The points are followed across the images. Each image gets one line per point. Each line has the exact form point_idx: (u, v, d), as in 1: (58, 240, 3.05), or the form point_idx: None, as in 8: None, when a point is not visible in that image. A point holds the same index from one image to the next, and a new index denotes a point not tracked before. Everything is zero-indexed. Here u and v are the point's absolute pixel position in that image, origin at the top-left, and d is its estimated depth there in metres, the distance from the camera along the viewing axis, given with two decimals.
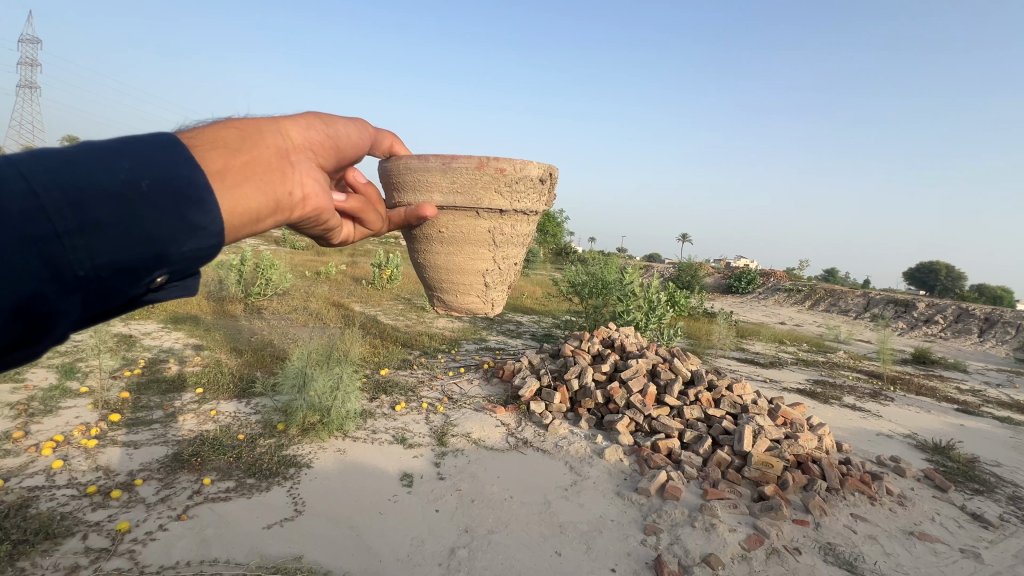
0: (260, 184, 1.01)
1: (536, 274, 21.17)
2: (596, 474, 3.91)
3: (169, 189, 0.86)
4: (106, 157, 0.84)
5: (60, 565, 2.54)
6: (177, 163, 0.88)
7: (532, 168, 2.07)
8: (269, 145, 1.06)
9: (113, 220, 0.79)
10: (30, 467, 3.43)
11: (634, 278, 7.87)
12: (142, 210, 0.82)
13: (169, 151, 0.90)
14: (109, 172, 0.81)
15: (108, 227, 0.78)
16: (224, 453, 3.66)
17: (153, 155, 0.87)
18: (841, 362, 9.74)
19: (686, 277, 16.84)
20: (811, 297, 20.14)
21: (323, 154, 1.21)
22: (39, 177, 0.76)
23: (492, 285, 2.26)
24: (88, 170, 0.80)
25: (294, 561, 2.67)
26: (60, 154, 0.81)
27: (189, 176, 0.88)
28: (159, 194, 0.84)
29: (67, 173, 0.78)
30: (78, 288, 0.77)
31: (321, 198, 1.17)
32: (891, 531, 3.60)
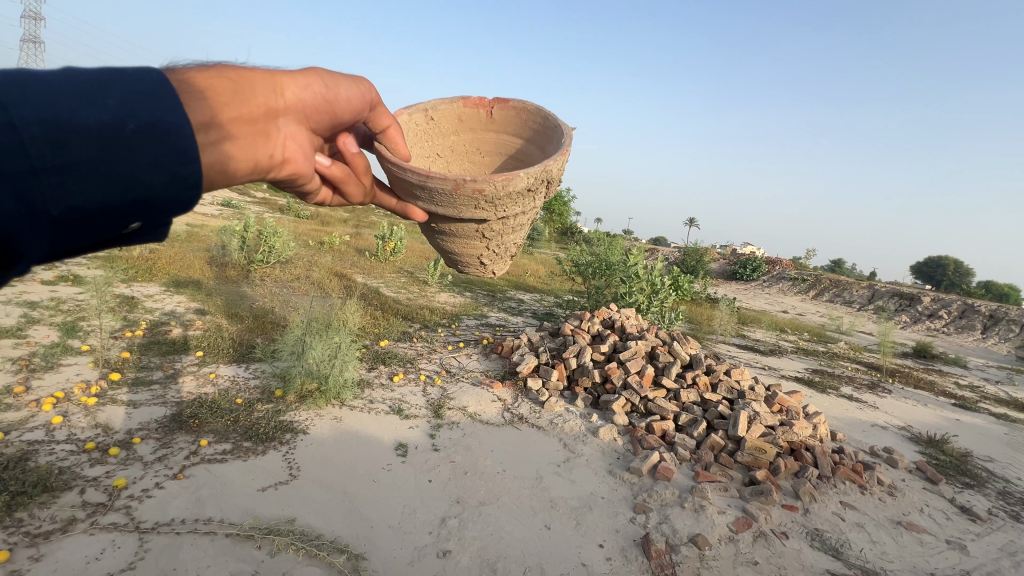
0: (242, 142, 0.98)
1: (541, 252, 21.06)
2: (590, 452, 3.95)
3: (154, 133, 0.82)
4: (89, 89, 0.79)
5: (57, 517, 2.58)
6: (165, 105, 0.84)
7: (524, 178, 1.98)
8: (260, 104, 1.02)
9: (91, 161, 0.77)
10: (30, 422, 3.47)
11: (638, 260, 7.81)
12: (123, 153, 0.79)
13: (159, 90, 0.84)
14: (92, 108, 0.77)
15: (87, 168, 0.77)
16: (222, 416, 3.69)
17: (143, 93, 0.82)
18: (841, 353, 9.73)
19: (691, 261, 16.68)
20: (815, 287, 20.01)
21: (313, 118, 1.19)
22: (16, 105, 0.72)
23: (491, 263, 2.35)
24: (69, 103, 0.76)
25: (287, 523, 2.71)
26: (48, 81, 0.77)
27: (176, 122, 0.84)
28: (145, 138, 0.81)
29: (48, 104, 0.75)
30: (49, 226, 0.76)
31: (298, 164, 1.17)
32: (879, 519, 3.63)
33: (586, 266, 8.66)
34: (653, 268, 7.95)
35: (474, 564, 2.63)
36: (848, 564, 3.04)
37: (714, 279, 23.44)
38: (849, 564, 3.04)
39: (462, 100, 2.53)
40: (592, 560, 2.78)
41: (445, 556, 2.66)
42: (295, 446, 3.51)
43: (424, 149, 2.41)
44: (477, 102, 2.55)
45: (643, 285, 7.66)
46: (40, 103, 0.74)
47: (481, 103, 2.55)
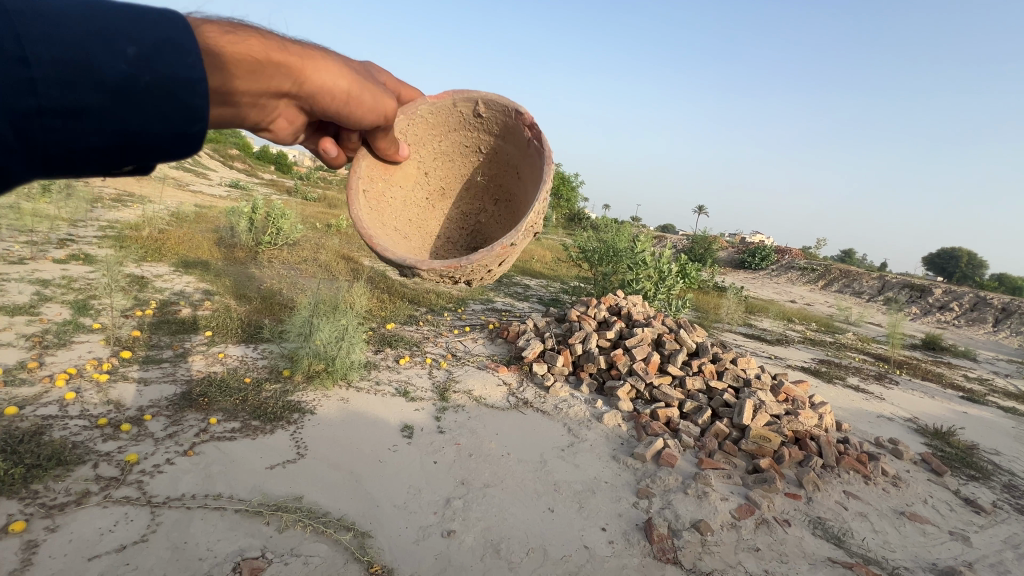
0: (236, 112, 0.98)
1: (548, 238, 20.95)
2: (594, 437, 3.97)
3: (168, 90, 0.79)
4: (109, 31, 0.76)
5: (72, 490, 2.64)
6: (185, 63, 0.81)
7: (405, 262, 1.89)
8: (275, 91, 1.02)
9: (99, 107, 0.75)
10: (44, 397, 3.53)
11: (646, 247, 7.75)
12: (134, 104, 0.78)
13: (182, 43, 0.82)
14: (111, 55, 0.75)
15: (94, 113, 0.75)
16: (231, 395, 3.74)
17: (167, 45, 0.79)
18: (849, 344, 9.67)
19: (700, 250, 16.54)
20: (825, 277, 19.81)
21: (321, 112, 1.19)
22: (32, 39, 0.70)
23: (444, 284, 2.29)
24: (87, 45, 0.73)
25: (294, 501, 2.76)
26: (66, 17, 0.74)
27: (193, 77, 0.81)
28: (160, 95, 0.79)
29: (64, 43, 0.72)
30: (45, 162, 0.75)
31: (275, 133, 1.18)
32: (882, 509, 3.63)
33: (593, 252, 8.61)
34: (661, 256, 7.89)
35: (478, 545, 2.66)
36: (849, 552, 3.05)
37: (722, 268, 23.26)
38: (850, 552, 3.05)
39: (516, 113, 2.26)
40: (595, 542, 2.80)
41: (450, 535, 2.70)
42: (303, 426, 3.55)
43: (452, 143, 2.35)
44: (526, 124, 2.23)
45: (651, 272, 7.61)
46: (56, 40, 0.71)
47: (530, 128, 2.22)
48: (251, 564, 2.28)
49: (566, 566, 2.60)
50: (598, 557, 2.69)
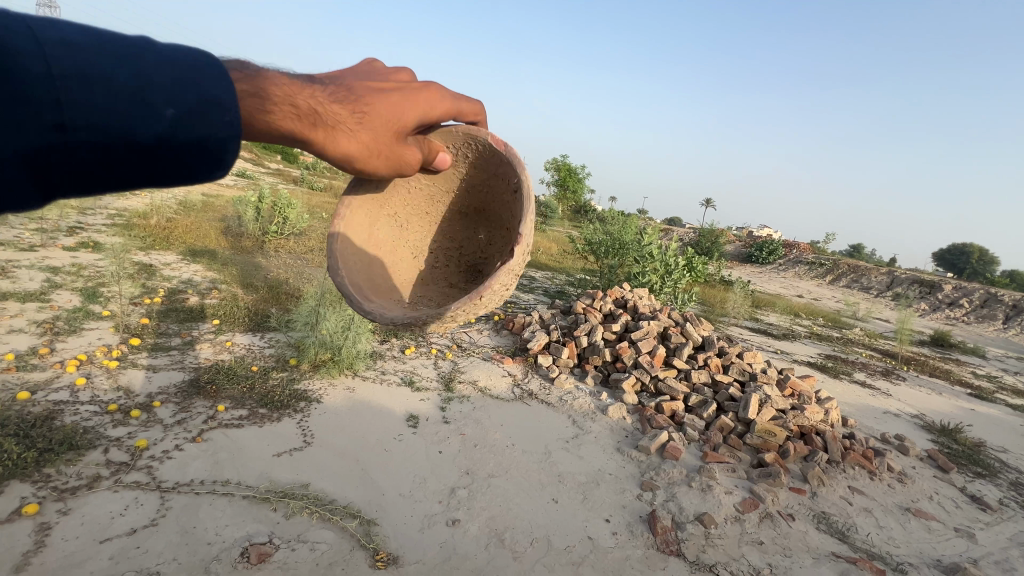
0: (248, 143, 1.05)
1: (554, 230, 20.87)
2: (598, 429, 3.97)
3: (197, 149, 0.86)
4: (150, 96, 0.80)
5: (83, 474, 2.68)
6: (216, 128, 0.86)
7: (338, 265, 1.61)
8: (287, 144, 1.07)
9: (129, 162, 0.82)
10: (56, 382, 3.58)
11: (653, 240, 7.70)
12: (162, 157, 0.84)
13: (220, 107, 0.86)
14: (149, 119, 0.80)
15: (125, 165, 0.83)
16: (238, 382, 3.77)
17: (202, 111, 0.84)
18: (856, 339, 9.60)
19: (707, 243, 16.43)
20: (833, 272, 19.64)
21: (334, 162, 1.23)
22: (73, 104, 0.74)
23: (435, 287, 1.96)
24: (126, 110, 0.78)
25: (301, 488, 2.79)
26: (109, 79, 0.77)
27: (225, 141, 0.87)
28: (188, 152, 0.85)
29: (103, 110, 0.76)
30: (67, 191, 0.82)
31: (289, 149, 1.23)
32: (887, 505, 3.62)
33: (599, 245, 8.59)
34: (668, 249, 7.85)
35: (483, 534, 2.68)
36: (854, 547, 3.04)
37: (729, 262, 23.10)
38: (854, 547, 3.05)
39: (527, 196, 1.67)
40: (599, 534, 2.82)
41: (455, 524, 2.72)
42: (309, 414, 3.58)
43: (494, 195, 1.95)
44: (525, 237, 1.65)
45: (657, 265, 7.57)
46: (98, 108, 0.76)
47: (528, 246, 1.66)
48: (258, 549, 2.30)
49: (570, 556, 2.62)
50: (601, 548, 2.71)
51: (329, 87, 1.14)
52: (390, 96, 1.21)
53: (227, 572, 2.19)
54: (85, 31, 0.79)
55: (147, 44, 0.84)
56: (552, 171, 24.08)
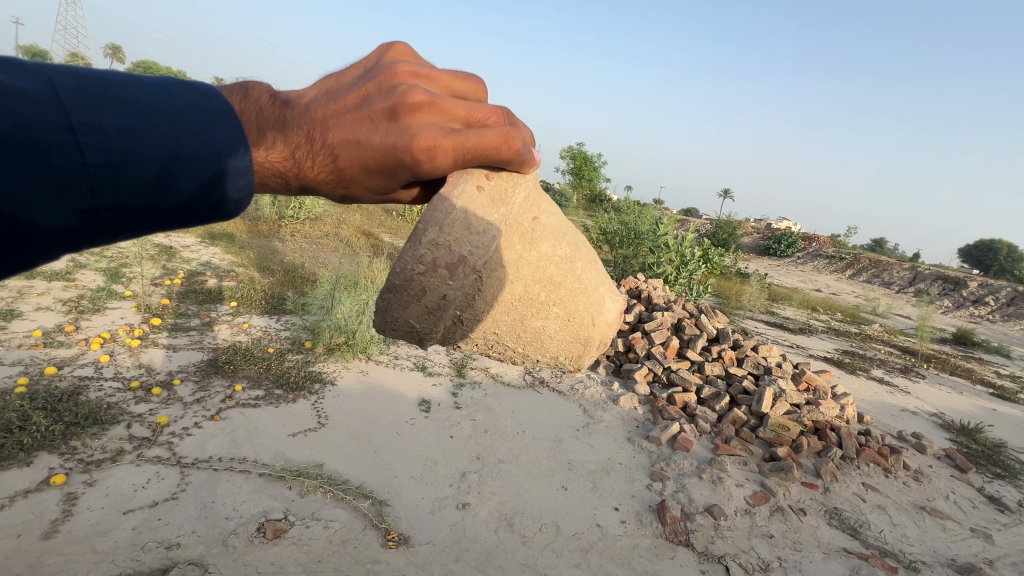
0: None
1: (569, 219, 20.71)
2: (609, 419, 3.97)
3: (210, 207, 0.88)
4: (172, 171, 0.80)
5: (107, 448, 2.77)
6: (233, 191, 0.87)
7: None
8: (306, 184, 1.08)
9: (146, 223, 0.83)
10: (81, 359, 3.69)
11: (669, 230, 7.61)
12: (179, 218, 0.86)
13: (237, 170, 0.86)
14: (172, 193, 0.81)
15: (143, 226, 0.84)
16: (255, 363, 3.85)
17: (220, 178, 0.85)
18: (875, 335, 9.42)
19: (723, 235, 16.17)
20: (853, 266, 19.22)
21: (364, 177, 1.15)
22: (102, 191, 0.74)
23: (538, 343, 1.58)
24: (148, 188, 0.78)
25: (315, 467, 2.85)
26: (133, 159, 0.76)
27: (240, 201, 0.90)
28: (201, 211, 0.88)
29: (128, 192, 0.77)
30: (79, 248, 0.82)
31: None
32: (901, 503, 3.57)
33: (614, 235, 8.53)
34: (684, 240, 7.75)
35: (492, 518, 2.71)
36: (866, 544, 3.01)
37: (746, 255, 22.73)
38: (866, 543, 3.02)
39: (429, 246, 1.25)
40: (608, 521, 2.83)
41: (465, 508, 2.75)
42: (324, 396, 3.64)
43: (509, 250, 1.39)
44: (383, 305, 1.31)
45: (673, 256, 7.48)
46: (126, 185, 0.76)
47: (378, 317, 1.34)
48: (274, 525, 2.36)
49: (578, 542, 2.64)
50: (610, 536, 2.72)
51: (318, 139, 0.93)
52: (384, 168, 0.97)
53: (245, 546, 2.26)
54: (103, 90, 0.76)
55: (162, 99, 0.81)
56: (567, 159, 23.86)
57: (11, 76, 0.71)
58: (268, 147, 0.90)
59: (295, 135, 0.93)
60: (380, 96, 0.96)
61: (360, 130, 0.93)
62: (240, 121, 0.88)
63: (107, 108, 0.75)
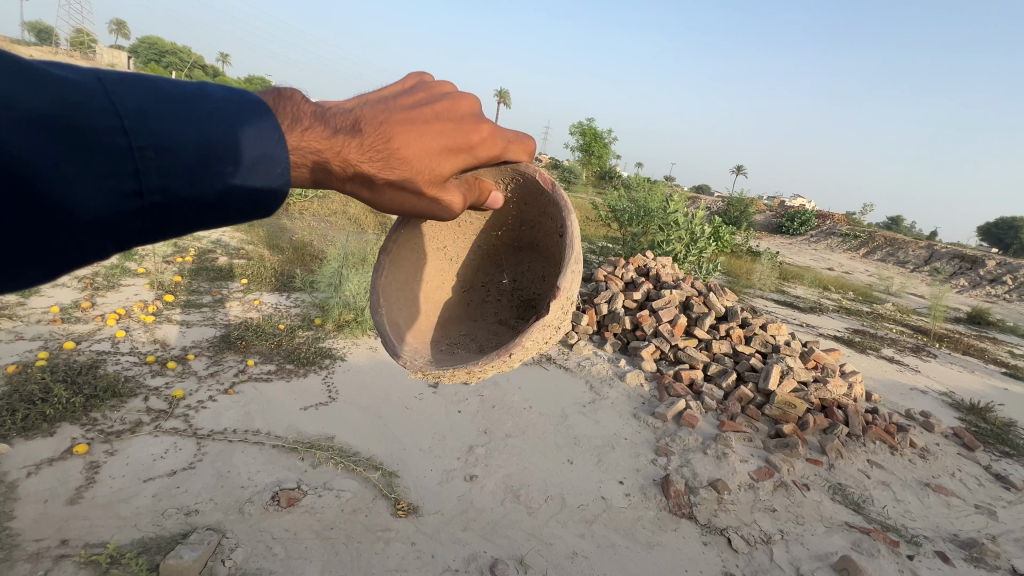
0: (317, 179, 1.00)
1: (578, 196, 20.48)
2: (615, 395, 4.01)
3: (251, 198, 0.84)
4: (214, 155, 0.76)
5: (126, 419, 2.86)
6: (272, 177, 0.84)
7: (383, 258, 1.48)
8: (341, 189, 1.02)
9: (188, 218, 0.79)
10: (98, 334, 3.78)
11: (679, 208, 7.52)
12: (218, 211, 0.82)
13: (273, 155, 0.83)
14: (213, 179, 0.77)
15: (184, 222, 0.79)
16: (266, 339, 3.91)
17: (261, 163, 0.82)
18: (886, 314, 9.32)
19: (735, 213, 15.93)
20: (867, 245, 18.86)
21: None
22: (147, 173, 0.71)
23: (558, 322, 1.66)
24: (191, 173, 0.75)
25: (327, 440, 2.92)
26: (172, 143, 0.73)
27: (277, 189, 0.86)
28: (242, 202, 0.83)
29: (173, 177, 0.73)
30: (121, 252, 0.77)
31: None
32: (906, 480, 3.59)
33: (623, 213, 8.44)
34: (694, 217, 7.66)
35: (499, 490, 2.77)
36: (868, 518, 3.04)
37: (758, 233, 22.39)
38: (869, 518, 3.05)
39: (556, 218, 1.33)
40: (612, 494, 2.88)
41: (472, 480, 2.82)
42: (334, 371, 3.71)
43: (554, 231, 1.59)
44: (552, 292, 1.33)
45: (682, 233, 7.40)
46: (169, 168, 0.73)
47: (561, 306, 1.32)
48: (288, 494, 2.44)
49: (582, 514, 2.70)
50: (614, 508, 2.78)
51: (368, 120, 0.96)
52: (434, 151, 1.01)
53: (260, 513, 2.34)
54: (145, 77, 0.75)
55: (204, 91, 0.80)
56: (576, 135, 23.49)
57: (62, 68, 0.70)
58: (309, 127, 0.90)
59: (342, 119, 0.95)
60: (422, 95, 1.07)
61: (412, 116, 1.00)
62: (273, 112, 0.88)
63: (148, 94, 0.73)
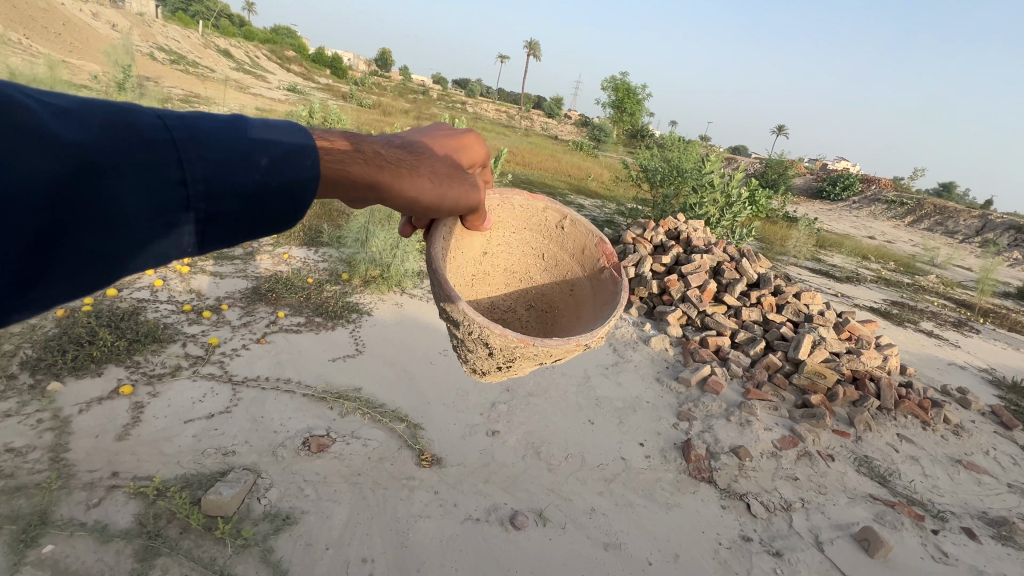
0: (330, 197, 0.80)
1: (607, 155, 19.80)
2: (638, 359, 3.98)
3: (290, 194, 0.70)
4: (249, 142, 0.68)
5: (166, 364, 3.00)
6: (303, 166, 0.71)
7: (447, 298, 1.24)
8: (369, 196, 0.86)
9: (230, 217, 0.67)
10: (138, 282, 3.92)
11: (715, 168, 7.17)
12: (262, 212, 0.69)
13: (306, 146, 0.72)
14: (248, 164, 0.66)
15: (225, 224, 0.67)
16: (296, 292, 3.99)
17: (298, 150, 0.71)
18: (929, 286, 8.89)
19: (773, 175, 15.16)
20: (915, 212, 17.80)
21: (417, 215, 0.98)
22: (185, 160, 0.63)
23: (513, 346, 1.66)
24: (226, 160, 0.65)
25: (354, 390, 3.01)
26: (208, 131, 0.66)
27: (311, 180, 0.72)
28: (283, 199, 0.70)
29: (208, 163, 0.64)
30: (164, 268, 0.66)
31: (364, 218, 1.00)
32: (936, 455, 3.50)
33: (655, 173, 8.12)
34: (730, 179, 7.31)
35: (520, 446, 2.82)
36: (893, 492, 3.00)
37: (796, 198, 21.37)
38: (894, 492, 3.00)
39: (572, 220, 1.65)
40: (632, 455, 2.91)
41: (494, 435, 2.88)
42: (361, 325, 3.78)
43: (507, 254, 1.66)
44: (606, 255, 1.59)
45: (717, 196, 7.10)
46: (205, 154, 0.64)
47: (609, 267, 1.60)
48: (318, 441, 2.54)
49: (602, 473, 2.73)
50: (633, 469, 2.80)
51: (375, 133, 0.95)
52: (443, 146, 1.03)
53: (292, 457, 2.45)
54: None
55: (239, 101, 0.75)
56: (608, 90, 22.44)
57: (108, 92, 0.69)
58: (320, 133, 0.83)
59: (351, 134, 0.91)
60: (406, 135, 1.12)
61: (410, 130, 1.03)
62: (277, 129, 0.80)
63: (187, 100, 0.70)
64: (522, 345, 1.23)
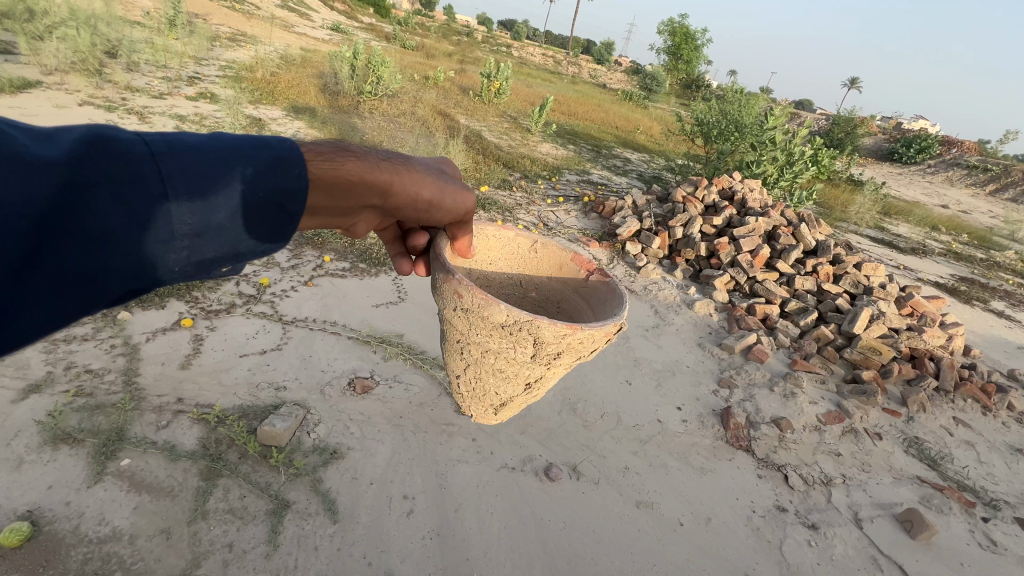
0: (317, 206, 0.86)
1: (658, 107, 18.61)
2: (680, 323, 3.89)
3: (275, 206, 0.77)
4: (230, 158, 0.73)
5: (222, 301, 3.14)
6: (287, 176, 0.78)
7: (482, 307, 1.15)
8: (360, 196, 0.92)
9: (217, 231, 0.73)
10: None
11: (778, 124, 6.63)
12: (244, 225, 0.75)
13: (289, 159, 0.78)
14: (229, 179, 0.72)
15: (214, 237, 0.73)
16: (341, 238, 4.05)
17: (284, 161, 0.78)
18: (1006, 263, 8.15)
19: (840, 134, 13.91)
20: (1000, 180, 16.08)
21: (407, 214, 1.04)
22: (170, 176, 0.67)
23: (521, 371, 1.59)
24: (209, 175, 0.70)
25: (396, 337, 3.09)
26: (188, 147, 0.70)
27: (298, 192, 0.79)
28: (268, 211, 0.77)
29: (192, 177, 0.69)
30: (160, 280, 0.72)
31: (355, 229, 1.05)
32: (995, 442, 3.31)
33: (711, 127, 7.59)
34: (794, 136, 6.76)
35: (556, 401, 2.85)
36: (942, 476, 2.88)
37: (863, 160, 19.68)
38: (944, 475, 2.88)
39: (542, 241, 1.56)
40: (668, 418, 2.89)
41: None
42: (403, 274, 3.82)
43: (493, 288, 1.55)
44: (583, 263, 1.52)
45: (778, 154, 6.60)
46: (189, 170, 0.69)
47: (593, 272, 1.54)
48: (362, 382, 2.64)
49: (637, 433, 2.74)
50: (669, 431, 2.79)
51: None
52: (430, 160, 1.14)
53: (338, 396, 2.56)
54: None
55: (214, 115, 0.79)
56: (665, 34, 20.78)
57: None
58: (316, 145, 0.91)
59: None
60: None
61: None
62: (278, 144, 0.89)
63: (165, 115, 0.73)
64: (569, 332, 1.17)
